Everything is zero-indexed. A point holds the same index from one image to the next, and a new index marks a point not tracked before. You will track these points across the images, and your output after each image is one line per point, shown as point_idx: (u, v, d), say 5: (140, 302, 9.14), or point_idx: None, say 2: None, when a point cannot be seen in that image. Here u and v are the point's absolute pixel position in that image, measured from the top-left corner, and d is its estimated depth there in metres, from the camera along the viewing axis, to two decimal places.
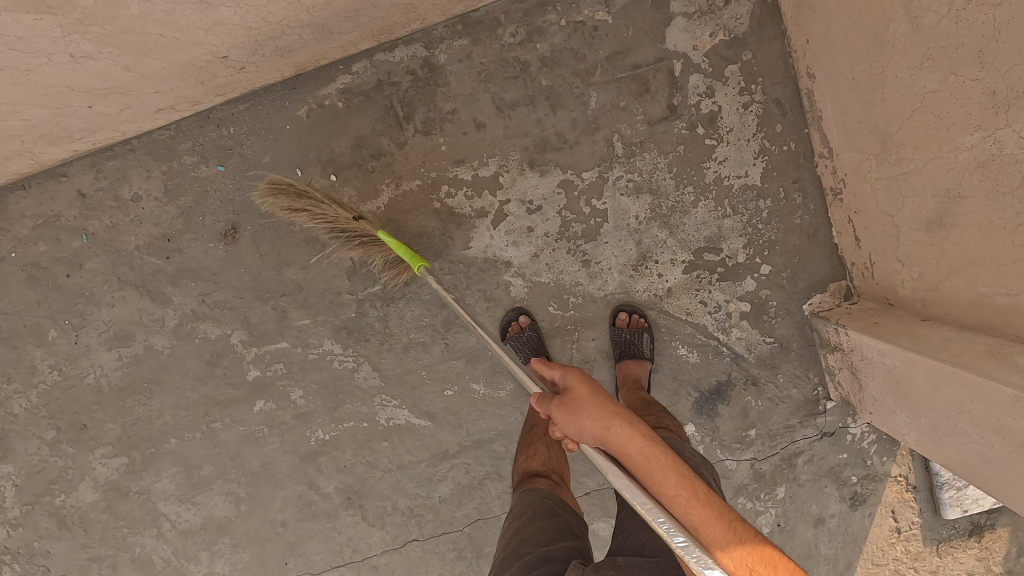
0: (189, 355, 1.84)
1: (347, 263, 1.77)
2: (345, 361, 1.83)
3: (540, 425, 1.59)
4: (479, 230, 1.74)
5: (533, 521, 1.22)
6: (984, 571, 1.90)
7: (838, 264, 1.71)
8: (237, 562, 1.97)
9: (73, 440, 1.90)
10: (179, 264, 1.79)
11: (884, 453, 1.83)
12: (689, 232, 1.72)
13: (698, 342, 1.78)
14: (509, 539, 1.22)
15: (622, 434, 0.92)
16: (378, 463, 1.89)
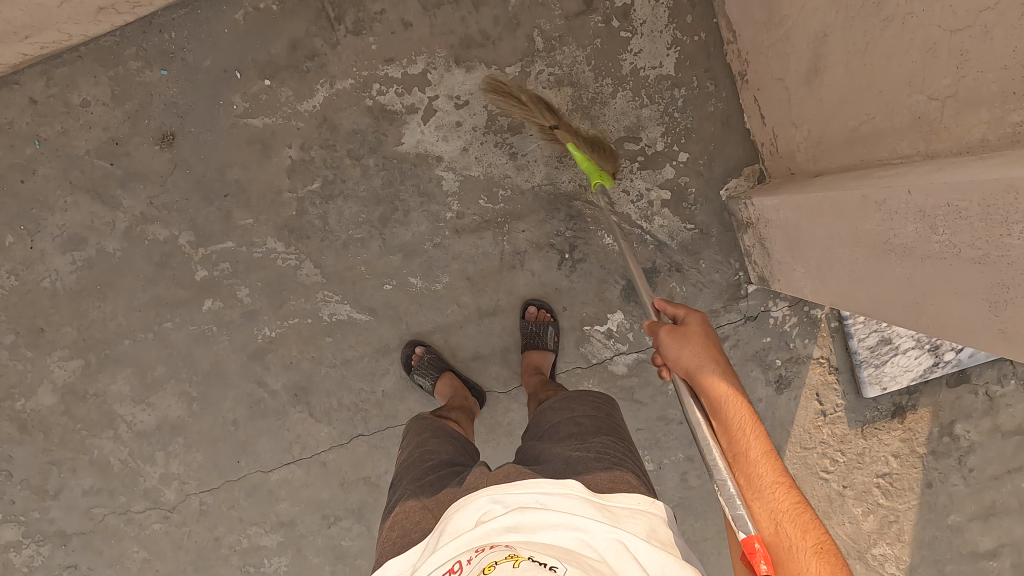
0: (140, 257, 1.93)
1: (286, 161, 1.86)
2: (288, 259, 1.92)
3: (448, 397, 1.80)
4: (410, 126, 1.83)
5: (439, 438, 1.47)
6: (908, 452, 1.98)
7: (752, 149, 1.80)
8: (191, 462, 2.05)
9: (31, 344, 1.99)
10: (128, 167, 1.88)
11: (805, 335, 1.91)
12: (610, 123, 1.81)
13: (623, 230, 1.87)
14: (411, 452, 1.43)
15: (709, 373, 1.20)
16: (323, 359, 1.97)
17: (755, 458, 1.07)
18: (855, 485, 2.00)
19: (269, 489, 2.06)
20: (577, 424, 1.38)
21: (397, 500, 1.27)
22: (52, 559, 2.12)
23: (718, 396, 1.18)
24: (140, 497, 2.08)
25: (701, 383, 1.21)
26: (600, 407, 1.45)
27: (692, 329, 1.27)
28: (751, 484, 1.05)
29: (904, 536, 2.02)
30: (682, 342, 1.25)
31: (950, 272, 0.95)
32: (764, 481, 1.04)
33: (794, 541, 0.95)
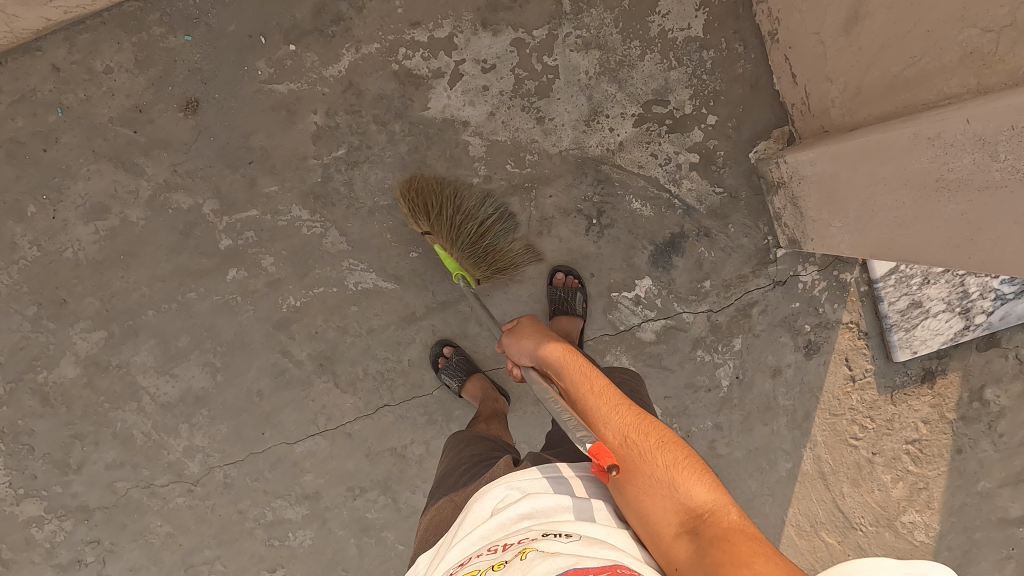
0: (163, 226, 1.92)
1: (311, 127, 1.85)
2: (313, 227, 1.90)
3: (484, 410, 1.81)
4: (437, 91, 1.82)
5: (472, 443, 1.51)
6: (938, 418, 1.97)
7: (781, 110, 1.78)
8: (215, 434, 2.03)
9: (54, 316, 1.97)
10: (151, 135, 1.87)
11: (834, 300, 1.90)
12: (638, 86, 1.80)
13: (652, 195, 1.85)
14: (449, 457, 1.49)
15: (550, 347, 1.30)
16: (348, 328, 1.96)
17: (601, 404, 1.12)
18: (884, 451, 1.99)
19: (294, 461, 2.04)
20: None
21: (433, 504, 1.33)
22: (74, 534, 2.11)
23: (570, 364, 1.23)
24: (163, 470, 2.07)
25: (549, 359, 1.28)
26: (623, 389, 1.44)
27: (528, 328, 1.41)
28: (615, 442, 1.06)
29: (934, 503, 2.01)
30: (529, 339, 1.37)
31: (1010, 199, 0.95)
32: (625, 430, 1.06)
33: (670, 475, 0.99)
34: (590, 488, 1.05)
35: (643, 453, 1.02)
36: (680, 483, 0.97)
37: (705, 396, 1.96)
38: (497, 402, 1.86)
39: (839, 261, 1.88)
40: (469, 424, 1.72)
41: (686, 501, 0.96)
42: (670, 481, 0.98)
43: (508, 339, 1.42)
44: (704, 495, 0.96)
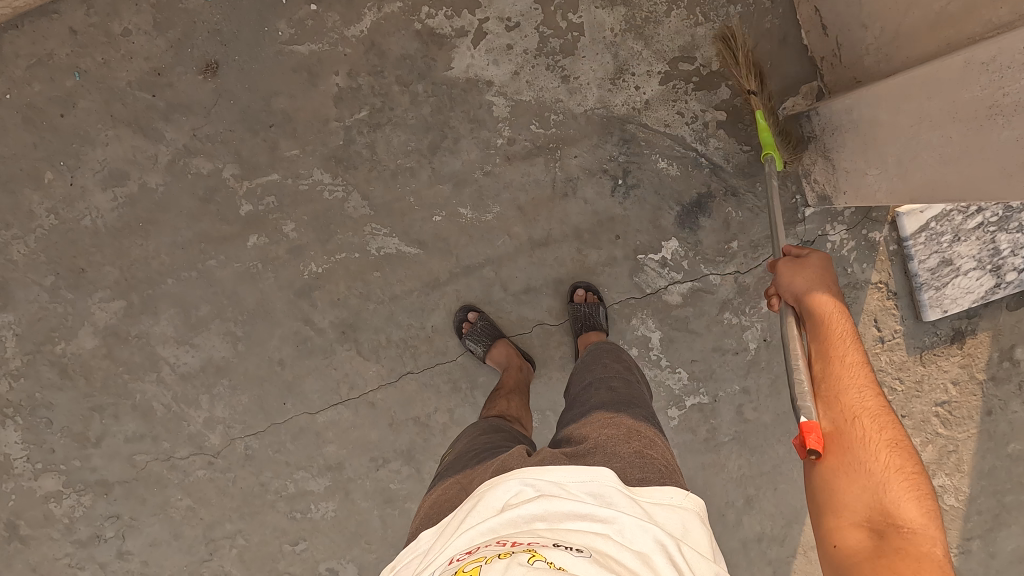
0: (183, 192, 1.89)
1: (333, 89, 1.83)
2: (335, 191, 1.88)
3: (503, 388, 1.79)
4: (460, 50, 1.80)
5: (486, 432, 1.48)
6: (968, 379, 1.95)
7: (809, 66, 1.77)
8: (237, 405, 2.01)
9: (72, 285, 1.95)
10: (170, 99, 1.84)
11: (863, 260, 1.89)
12: (664, 43, 1.79)
13: (678, 153, 1.84)
14: (460, 443, 1.46)
15: (818, 299, 1.33)
16: (371, 294, 1.93)
17: (851, 393, 1.22)
18: (913, 414, 1.97)
19: (316, 431, 2.02)
20: (610, 392, 1.37)
21: (440, 483, 1.30)
22: (94, 510, 2.08)
23: (833, 334, 1.30)
24: (183, 443, 2.04)
25: (817, 316, 1.32)
26: (631, 376, 1.44)
27: (813, 263, 1.38)
28: (845, 414, 1.20)
29: (964, 466, 1.99)
30: (808, 276, 1.36)
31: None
32: (863, 415, 1.19)
33: (887, 477, 1.11)
34: (606, 497, 1.02)
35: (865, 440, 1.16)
36: (893, 487, 1.10)
37: (733, 360, 1.94)
38: (521, 368, 1.86)
39: (868, 220, 1.87)
40: (488, 404, 1.71)
41: (892, 509, 1.07)
42: (879, 480, 1.11)
43: (789, 264, 1.40)
44: (917, 514, 1.06)
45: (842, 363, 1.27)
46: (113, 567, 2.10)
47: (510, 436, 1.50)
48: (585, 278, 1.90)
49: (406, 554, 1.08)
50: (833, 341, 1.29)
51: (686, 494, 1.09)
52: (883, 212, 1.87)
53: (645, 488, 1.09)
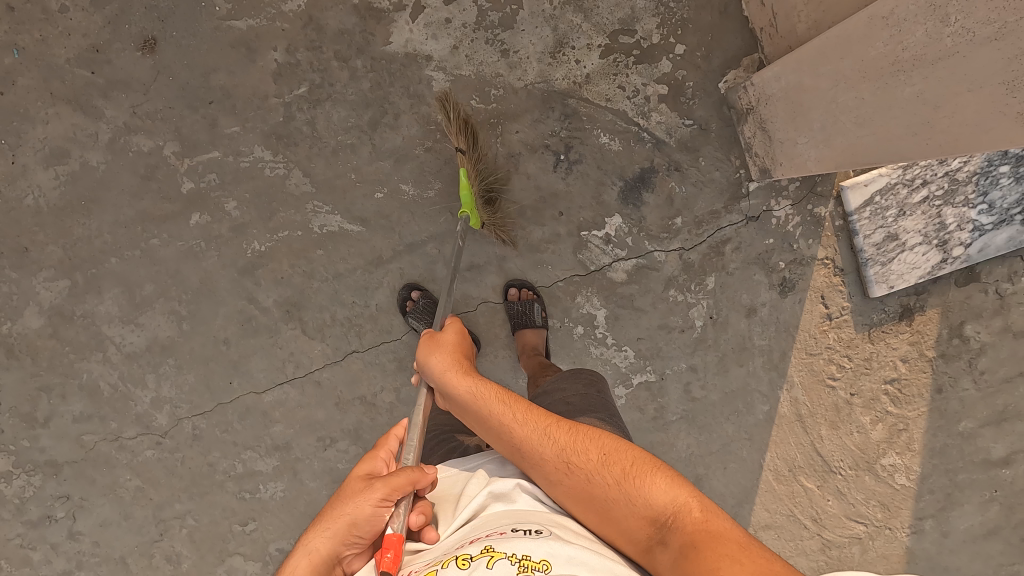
0: (124, 170, 1.89)
1: (272, 65, 1.83)
2: (276, 168, 1.87)
3: None
4: (398, 24, 1.79)
5: (447, 415, 1.45)
6: (917, 356, 1.93)
7: (750, 38, 1.75)
8: (183, 384, 2.00)
9: (16, 265, 1.94)
10: (109, 76, 1.85)
11: (809, 236, 1.87)
12: (604, 16, 1.77)
13: (620, 129, 1.82)
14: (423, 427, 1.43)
15: (454, 377, 1.17)
16: (314, 273, 1.92)
17: (534, 440, 1.03)
18: (863, 392, 1.95)
19: (263, 411, 2.01)
20: (566, 404, 1.33)
21: None
22: (44, 490, 2.08)
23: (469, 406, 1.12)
24: (131, 422, 2.04)
25: (453, 394, 1.17)
26: (590, 384, 1.39)
27: (446, 340, 1.27)
28: (548, 467, 1.00)
29: (914, 445, 1.96)
30: (436, 361, 1.22)
31: (961, 65, 0.97)
32: (568, 453, 1.00)
33: (619, 488, 0.93)
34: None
35: (587, 477, 0.96)
36: (635, 491, 0.92)
37: (679, 337, 1.92)
38: None
39: (813, 195, 1.85)
40: None
41: (646, 512, 0.90)
42: (629, 495, 0.92)
43: (424, 348, 1.27)
44: (663, 497, 0.90)
45: (519, 423, 1.05)
46: (64, 548, 2.10)
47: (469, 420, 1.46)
48: (528, 256, 1.89)
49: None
50: (474, 415, 1.11)
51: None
52: (828, 186, 1.85)
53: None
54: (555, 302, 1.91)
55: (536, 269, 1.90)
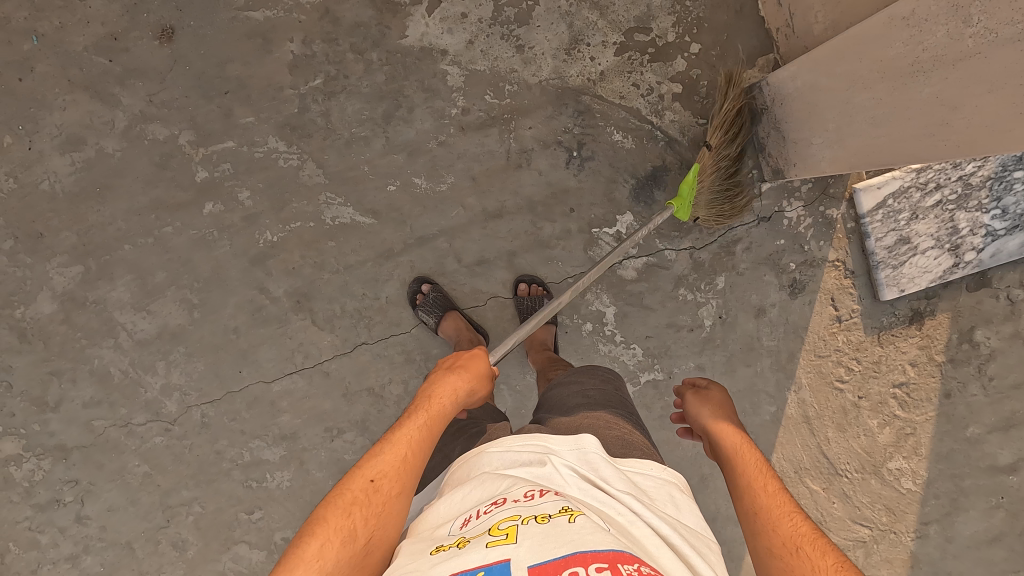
0: (139, 158, 1.90)
1: (287, 56, 1.84)
2: (290, 159, 1.88)
3: None
4: (414, 18, 1.80)
5: None
6: (926, 360, 1.92)
7: (766, 38, 1.75)
8: (192, 372, 2.02)
9: (30, 250, 1.96)
10: (126, 64, 1.86)
11: (820, 237, 1.87)
12: (620, 13, 1.77)
13: (633, 126, 1.82)
14: None
15: (724, 429, 1.24)
16: (325, 264, 1.93)
17: (783, 520, 1.01)
18: (870, 395, 1.95)
19: (271, 400, 2.02)
20: (585, 396, 1.31)
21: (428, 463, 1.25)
22: (52, 474, 2.10)
23: (747, 461, 1.14)
24: (140, 409, 2.05)
25: (718, 440, 1.22)
26: (607, 380, 1.39)
27: (714, 398, 1.33)
28: (777, 540, 0.98)
29: (921, 450, 1.95)
30: (709, 410, 1.30)
31: (984, 66, 0.96)
32: (803, 541, 0.96)
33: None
34: (595, 462, 0.95)
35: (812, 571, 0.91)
36: None
37: (687, 336, 1.92)
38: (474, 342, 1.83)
39: (825, 197, 1.85)
40: None
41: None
42: None
43: (692, 401, 1.34)
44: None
45: (767, 493, 1.06)
46: (71, 532, 2.12)
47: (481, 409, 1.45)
48: (538, 251, 1.89)
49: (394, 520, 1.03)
50: (742, 473, 1.12)
51: (664, 467, 1.02)
52: (841, 188, 1.85)
53: (624, 457, 1.03)
54: None
55: (546, 265, 1.90)
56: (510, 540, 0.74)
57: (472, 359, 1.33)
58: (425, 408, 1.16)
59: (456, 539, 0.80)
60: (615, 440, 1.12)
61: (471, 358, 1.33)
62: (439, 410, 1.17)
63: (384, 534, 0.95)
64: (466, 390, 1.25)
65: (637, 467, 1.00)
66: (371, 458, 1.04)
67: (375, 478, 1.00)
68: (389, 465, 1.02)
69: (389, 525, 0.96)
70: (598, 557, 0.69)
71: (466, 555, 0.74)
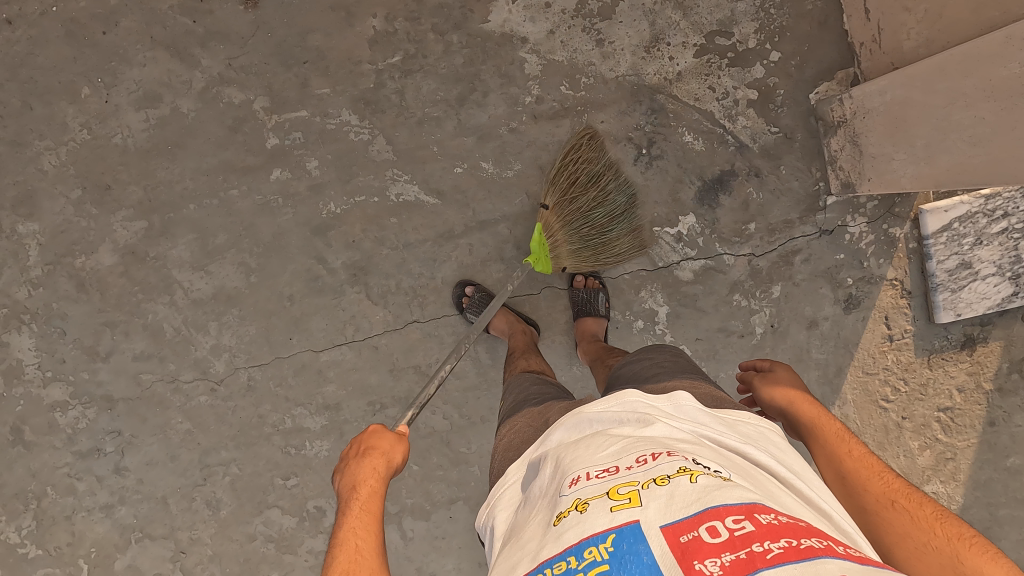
0: (212, 120, 1.93)
1: (369, 31, 1.86)
2: (361, 133, 1.90)
3: (517, 351, 1.80)
4: (498, 4, 1.82)
5: (537, 387, 1.49)
6: (974, 387, 1.92)
7: (847, 52, 1.76)
8: (244, 335, 2.04)
9: (97, 201, 1.99)
10: (209, 26, 1.89)
11: (880, 255, 1.87)
12: (703, 15, 1.79)
13: (705, 129, 1.83)
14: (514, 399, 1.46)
15: (801, 406, 1.27)
16: (385, 240, 1.96)
17: (874, 481, 1.06)
18: (914, 417, 1.95)
19: (318, 369, 2.05)
20: (660, 366, 1.38)
21: (510, 430, 1.29)
22: (96, 424, 2.13)
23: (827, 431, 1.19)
24: (188, 366, 2.08)
25: (795, 418, 1.26)
26: (677, 353, 1.46)
27: (783, 378, 1.35)
28: (877, 499, 1.03)
29: (959, 475, 1.96)
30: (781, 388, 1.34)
31: None
32: (898, 496, 1.03)
33: (952, 547, 0.93)
34: (695, 415, 1.04)
35: (915, 522, 0.98)
36: (967, 556, 0.91)
37: (738, 342, 1.92)
38: (529, 334, 1.87)
39: (890, 215, 1.85)
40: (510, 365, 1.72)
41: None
42: (952, 553, 0.92)
43: (761, 383, 1.37)
44: (1000, 571, 0.88)
45: (853, 458, 1.11)
46: (109, 482, 2.15)
47: (557, 389, 1.50)
48: None
49: (497, 491, 1.05)
50: (826, 446, 1.16)
51: (759, 417, 1.09)
52: (907, 208, 1.85)
53: (723, 410, 1.10)
54: (619, 294, 1.93)
55: (605, 260, 1.91)
56: (636, 503, 0.77)
57: (378, 434, 1.27)
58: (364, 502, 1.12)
59: (572, 502, 0.81)
60: (706, 396, 1.19)
61: (387, 439, 1.26)
62: (373, 481, 1.16)
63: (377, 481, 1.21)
64: (383, 472, 1.19)
65: (736, 417, 1.08)
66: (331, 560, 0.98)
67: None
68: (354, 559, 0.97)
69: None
70: (731, 511, 0.72)
71: (591, 520, 0.76)
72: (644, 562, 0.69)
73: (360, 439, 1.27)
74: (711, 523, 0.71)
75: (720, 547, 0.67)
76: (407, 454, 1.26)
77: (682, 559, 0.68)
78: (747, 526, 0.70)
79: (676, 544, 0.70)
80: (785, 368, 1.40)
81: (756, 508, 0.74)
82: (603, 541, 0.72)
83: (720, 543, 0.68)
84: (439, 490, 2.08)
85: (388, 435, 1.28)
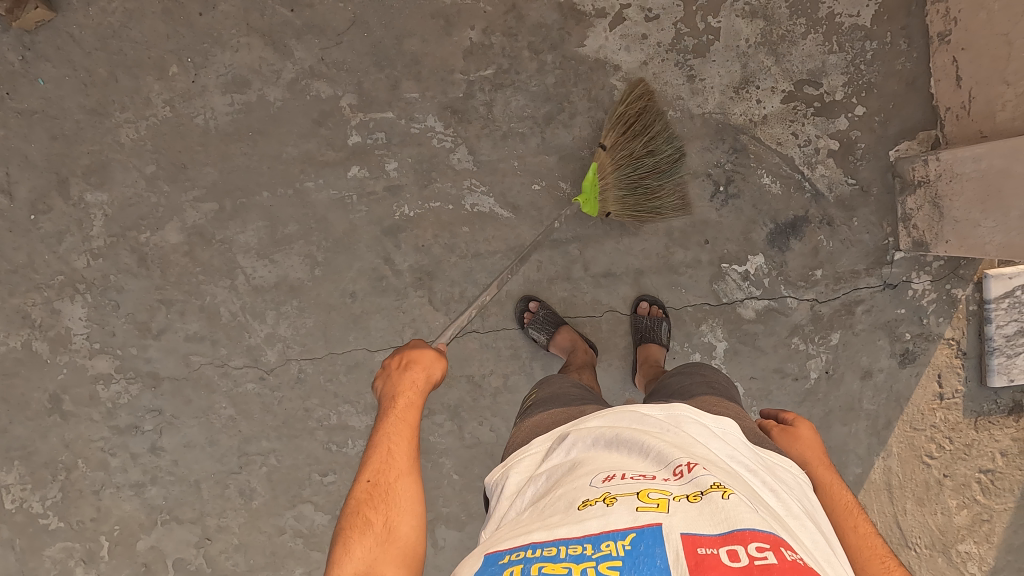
0: (298, 111, 1.95)
1: (465, 42, 1.90)
2: (445, 140, 1.93)
3: (574, 364, 1.81)
4: (596, 30, 1.88)
5: (577, 384, 1.50)
6: (1016, 453, 1.95)
7: (931, 115, 1.82)
8: (300, 326, 2.03)
9: (171, 178, 1.99)
10: (308, 19, 1.92)
11: (940, 313, 1.91)
12: (795, 63, 1.85)
13: (784, 173, 1.88)
14: (550, 386, 1.47)
15: (814, 469, 1.24)
16: (455, 248, 1.97)
17: (874, 564, 1.07)
18: (955, 476, 1.96)
19: (371, 368, 2.03)
20: (709, 385, 1.40)
21: (542, 411, 1.32)
22: (138, 400, 2.07)
23: (836, 500, 1.18)
24: (240, 352, 2.05)
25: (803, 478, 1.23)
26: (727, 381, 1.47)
27: (803, 436, 1.30)
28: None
29: (993, 538, 1.95)
30: (789, 441, 1.29)
31: None
32: None
33: None
34: (739, 444, 1.05)
35: None
36: None
37: (793, 385, 1.94)
38: (588, 353, 1.87)
39: (954, 276, 1.90)
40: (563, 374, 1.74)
41: None
42: None
43: (778, 434, 1.32)
44: None
45: (858, 535, 1.12)
46: (143, 460, 2.08)
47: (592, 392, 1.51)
48: (665, 274, 1.93)
49: (516, 456, 1.09)
50: (832, 512, 1.16)
51: (798, 469, 1.10)
52: (970, 271, 1.90)
53: (765, 450, 1.11)
54: (680, 325, 1.94)
55: (670, 290, 1.94)
56: (662, 511, 0.78)
57: (419, 349, 1.32)
58: (400, 393, 1.22)
59: (601, 495, 0.84)
60: (750, 432, 1.20)
61: (429, 355, 1.30)
62: (407, 394, 1.23)
63: (406, 520, 1.06)
64: (422, 385, 1.26)
65: (776, 460, 1.08)
66: (367, 460, 1.12)
67: (373, 477, 1.09)
68: (385, 461, 1.11)
69: (407, 523, 1.05)
70: (758, 539, 0.72)
71: (615, 516, 0.78)
72: (656, 566, 0.69)
73: (400, 352, 1.32)
74: (733, 547, 0.70)
75: (736, 569, 0.67)
76: (446, 370, 1.31)
77: (694, 567, 0.68)
78: (769, 558, 0.68)
79: (692, 555, 0.70)
80: (804, 425, 1.33)
81: (780, 542, 0.73)
82: (621, 538, 0.74)
83: (737, 567, 0.67)
84: (477, 502, 2.04)
85: (429, 351, 1.32)
